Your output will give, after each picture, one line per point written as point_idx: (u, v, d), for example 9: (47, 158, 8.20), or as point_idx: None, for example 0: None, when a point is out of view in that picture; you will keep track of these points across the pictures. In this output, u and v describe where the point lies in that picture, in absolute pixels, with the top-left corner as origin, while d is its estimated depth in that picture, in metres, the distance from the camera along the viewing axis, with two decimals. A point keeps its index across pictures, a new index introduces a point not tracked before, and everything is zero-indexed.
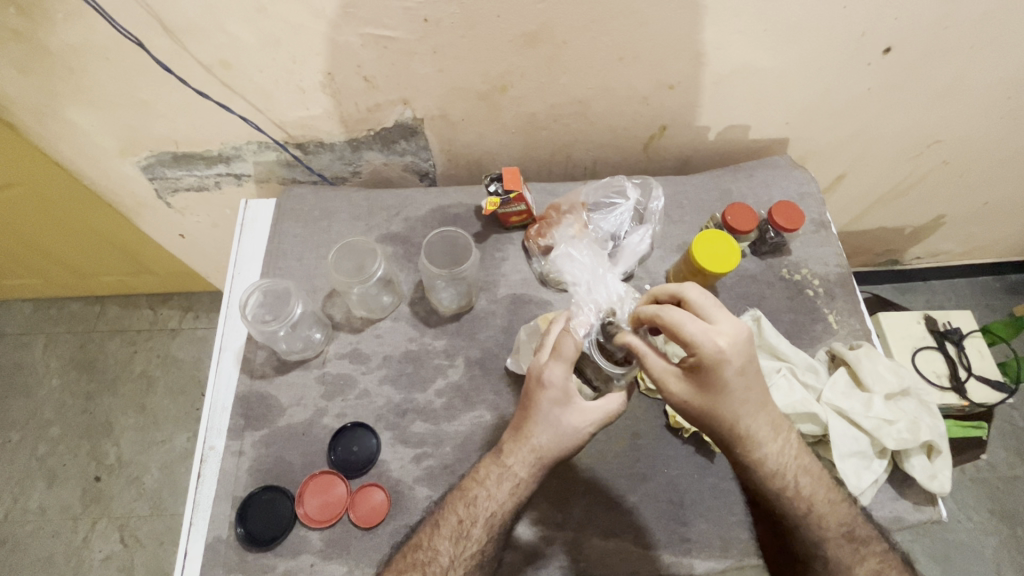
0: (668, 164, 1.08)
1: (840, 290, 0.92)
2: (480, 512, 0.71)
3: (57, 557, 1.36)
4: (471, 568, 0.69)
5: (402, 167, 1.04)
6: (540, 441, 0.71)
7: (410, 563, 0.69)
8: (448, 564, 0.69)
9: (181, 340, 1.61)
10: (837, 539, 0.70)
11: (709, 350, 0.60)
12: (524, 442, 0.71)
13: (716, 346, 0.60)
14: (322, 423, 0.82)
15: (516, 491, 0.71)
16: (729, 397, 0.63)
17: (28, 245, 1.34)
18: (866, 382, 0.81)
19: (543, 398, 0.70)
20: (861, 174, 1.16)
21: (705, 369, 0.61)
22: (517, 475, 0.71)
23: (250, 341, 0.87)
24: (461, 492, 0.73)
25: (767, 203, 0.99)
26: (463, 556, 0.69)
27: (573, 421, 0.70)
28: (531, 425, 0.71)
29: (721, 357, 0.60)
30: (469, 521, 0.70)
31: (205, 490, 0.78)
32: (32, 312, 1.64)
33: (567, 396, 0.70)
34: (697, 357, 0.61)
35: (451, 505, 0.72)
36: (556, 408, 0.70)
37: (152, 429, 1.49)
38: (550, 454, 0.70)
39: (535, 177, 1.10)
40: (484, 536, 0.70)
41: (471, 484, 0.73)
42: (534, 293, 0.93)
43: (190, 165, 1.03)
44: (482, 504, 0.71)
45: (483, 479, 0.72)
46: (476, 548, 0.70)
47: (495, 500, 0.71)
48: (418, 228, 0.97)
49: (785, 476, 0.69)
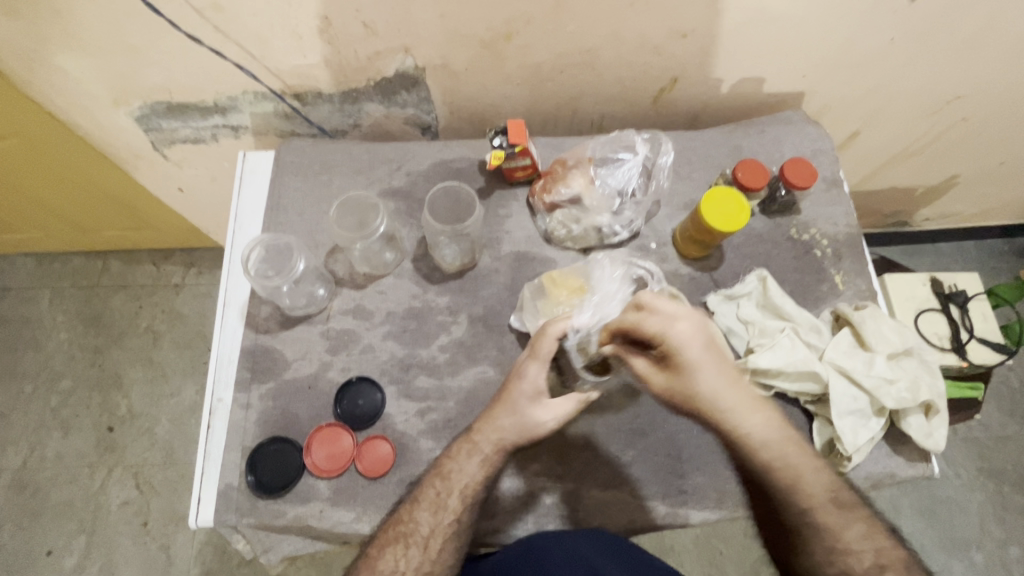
0: (676, 119, 1.04)
1: (849, 250, 0.91)
2: (454, 484, 0.72)
3: (77, 502, 1.41)
4: (450, 537, 0.71)
5: (403, 119, 1.01)
6: (505, 425, 0.74)
7: (392, 535, 0.71)
8: (427, 533, 0.71)
9: (185, 296, 1.61)
10: (824, 504, 0.70)
11: (677, 331, 0.69)
12: (490, 422, 0.74)
13: (677, 330, 0.69)
14: (328, 377, 0.83)
15: (487, 465, 0.73)
16: (700, 379, 0.70)
17: (27, 198, 1.32)
18: (869, 341, 0.80)
19: (516, 391, 0.75)
20: (878, 130, 1.11)
21: (672, 353, 0.69)
22: (484, 450, 0.73)
23: (253, 297, 0.87)
24: (436, 469, 0.74)
25: (779, 160, 0.96)
26: (441, 526, 0.71)
27: (537, 415, 0.74)
28: (500, 410, 0.75)
29: (686, 337, 0.69)
30: (445, 493, 0.72)
31: (215, 439, 0.80)
32: (35, 269, 1.63)
33: (535, 393, 0.75)
34: (663, 344, 0.70)
35: (427, 481, 0.73)
36: (525, 401, 0.75)
37: (161, 382, 1.52)
38: (513, 437, 0.74)
39: (540, 131, 1.06)
40: (460, 509, 0.72)
41: (444, 463, 0.74)
42: (537, 250, 0.91)
43: (186, 116, 1.00)
44: (456, 477, 0.72)
45: (456, 456, 0.74)
46: (453, 518, 0.71)
47: (468, 474, 0.73)
48: (421, 182, 0.95)
49: (752, 443, 0.71)
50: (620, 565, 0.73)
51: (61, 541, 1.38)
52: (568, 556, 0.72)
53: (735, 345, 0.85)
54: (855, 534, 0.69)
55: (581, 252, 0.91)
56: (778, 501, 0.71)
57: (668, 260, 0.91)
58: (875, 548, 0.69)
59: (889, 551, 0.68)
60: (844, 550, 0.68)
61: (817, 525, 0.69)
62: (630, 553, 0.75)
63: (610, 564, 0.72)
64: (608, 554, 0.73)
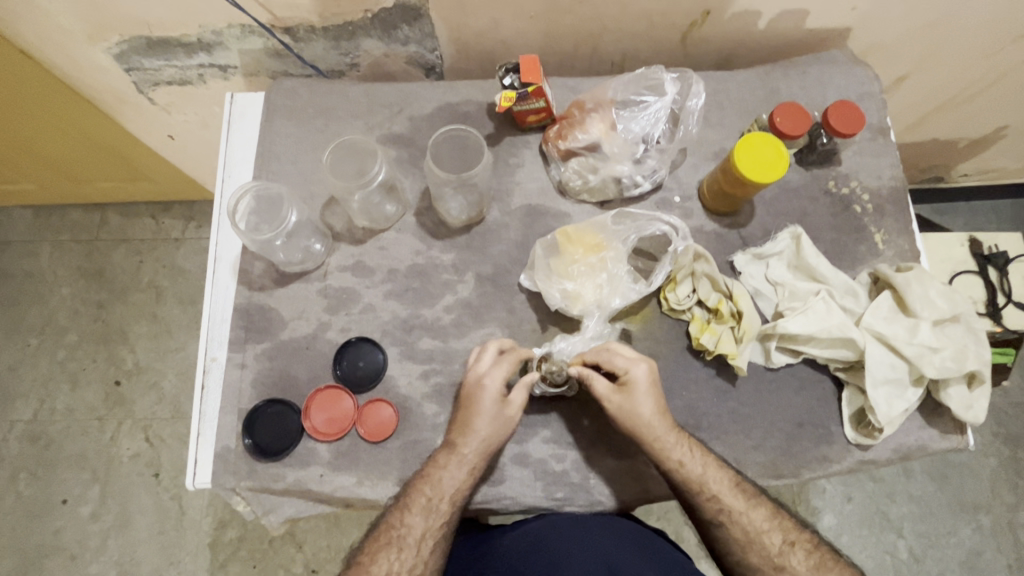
0: (707, 59, 0.94)
1: (891, 206, 0.84)
2: (444, 490, 0.68)
3: (89, 454, 1.35)
4: (440, 541, 0.68)
5: (406, 58, 0.92)
6: (486, 433, 0.70)
7: (385, 539, 0.67)
8: (421, 535, 0.67)
9: (186, 250, 1.49)
10: (730, 491, 0.67)
11: (638, 370, 0.71)
12: (469, 431, 0.70)
13: (642, 369, 0.71)
14: (327, 337, 0.79)
15: (474, 469, 0.70)
16: (648, 414, 0.69)
17: (25, 151, 1.20)
18: (912, 306, 0.74)
19: (482, 391, 0.71)
20: (930, 72, 0.99)
21: (631, 386, 0.70)
22: (469, 459, 0.69)
23: (246, 252, 0.82)
24: (422, 474, 0.70)
25: (820, 105, 0.88)
26: (433, 529, 0.67)
27: (507, 411, 0.71)
28: (474, 418, 0.70)
29: (644, 378, 0.70)
30: (436, 498, 0.68)
31: (210, 400, 0.77)
32: (32, 221, 1.51)
33: (502, 402, 0.71)
34: (625, 375, 0.71)
35: (416, 486, 0.69)
36: (492, 402, 0.70)
37: (165, 337, 1.43)
38: (495, 444, 0.70)
39: (556, 72, 0.97)
40: (449, 515, 0.68)
41: (430, 466, 0.70)
42: (551, 204, 0.85)
43: (168, 53, 0.91)
44: (445, 484, 0.69)
45: (443, 461, 0.70)
46: (444, 522, 0.68)
47: (458, 481, 0.69)
48: (424, 128, 0.87)
49: (673, 455, 0.68)
50: (644, 558, 0.69)
51: (75, 490, 1.32)
52: (586, 547, 0.68)
53: (762, 308, 0.80)
54: (760, 515, 0.67)
55: (598, 206, 0.84)
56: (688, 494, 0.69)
57: (693, 215, 0.84)
58: (782, 527, 0.67)
59: (796, 529, 0.67)
60: (755, 531, 0.66)
61: (725, 508, 0.67)
62: (651, 546, 0.72)
63: (633, 557, 0.69)
64: (627, 544, 0.70)
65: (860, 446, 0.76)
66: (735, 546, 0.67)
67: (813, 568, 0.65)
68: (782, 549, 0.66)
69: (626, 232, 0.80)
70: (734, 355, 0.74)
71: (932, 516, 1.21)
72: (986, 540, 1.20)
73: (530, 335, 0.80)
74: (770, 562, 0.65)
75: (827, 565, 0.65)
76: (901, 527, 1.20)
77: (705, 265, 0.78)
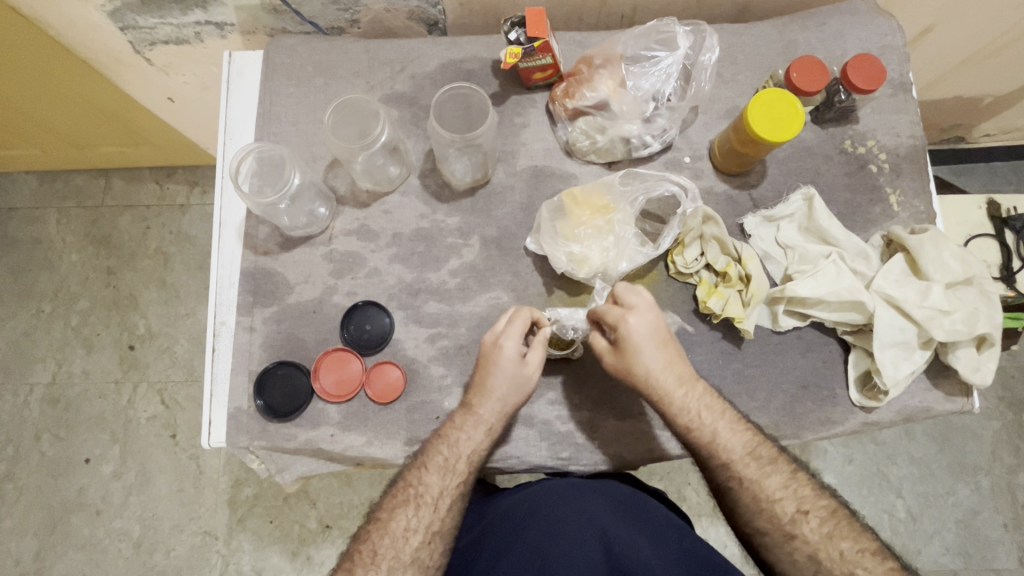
0: (722, 10, 0.90)
1: (908, 165, 0.81)
2: (463, 452, 0.70)
3: (107, 416, 1.38)
4: (457, 500, 0.69)
5: (407, 14, 0.88)
6: (502, 393, 0.71)
7: (403, 497, 0.68)
8: (438, 494, 0.68)
9: (192, 216, 1.49)
10: (744, 459, 0.68)
11: (626, 324, 0.69)
12: (488, 393, 0.71)
13: (628, 325, 0.69)
14: (333, 301, 0.79)
15: (491, 430, 0.71)
16: (646, 367, 0.69)
17: (23, 116, 1.18)
18: (925, 270, 0.73)
19: (498, 354, 0.71)
20: (958, 23, 0.94)
21: (623, 342, 0.70)
22: (487, 421, 0.70)
23: (250, 217, 0.81)
24: (439, 434, 0.71)
25: (839, 58, 0.84)
26: (451, 488, 0.68)
27: (525, 370, 0.71)
28: (492, 378, 0.71)
29: (635, 331, 0.69)
30: (454, 458, 0.69)
31: (221, 363, 0.78)
32: (38, 187, 1.50)
33: (522, 363, 0.71)
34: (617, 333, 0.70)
35: (432, 447, 0.70)
36: (507, 364, 0.70)
37: (175, 302, 1.44)
38: (512, 404, 0.71)
39: (563, 26, 0.93)
40: (466, 474, 0.69)
41: (445, 428, 0.71)
42: (557, 165, 0.83)
43: (161, 11, 0.87)
44: (464, 445, 0.70)
45: (459, 422, 0.71)
46: (460, 482, 0.69)
47: (474, 443, 0.70)
48: (427, 86, 0.85)
49: (683, 419, 0.69)
50: (635, 527, 0.68)
51: (97, 451, 1.37)
52: (580, 514, 0.68)
53: (771, 271, 0.79)
54: (774, 483, 0.67)
55: (606, 167, 0.83)
56: (702, 457, 0.70)
57: (703, 176, 0.82)
58: (797, 496, 0.66)
59: (812, 498, 0.66)
60: (766, 498, 0.66)
61: (740, 475, 0.68)
62: (649, 519, 0.70)
63: (627, 530, 0.67)
64: (624, 519, 0.68)
65: (863, 408, 0.76)
66: (745, 511, 0.67)
67: (824, 536, 0.64)
68: (794, 517, 0.65)
69: (637, 193, 0.78)
70: (741, 318, 0.74)
71: (931, 478, 1.23)
72: (984, 501, 1.22)
73: (536, 299, 0.80)
74: (780, 530, 0.65)
75: (842, 534, 0.64)
76: (901, 487, 1.22)
77: (712, 228, 0.78)
